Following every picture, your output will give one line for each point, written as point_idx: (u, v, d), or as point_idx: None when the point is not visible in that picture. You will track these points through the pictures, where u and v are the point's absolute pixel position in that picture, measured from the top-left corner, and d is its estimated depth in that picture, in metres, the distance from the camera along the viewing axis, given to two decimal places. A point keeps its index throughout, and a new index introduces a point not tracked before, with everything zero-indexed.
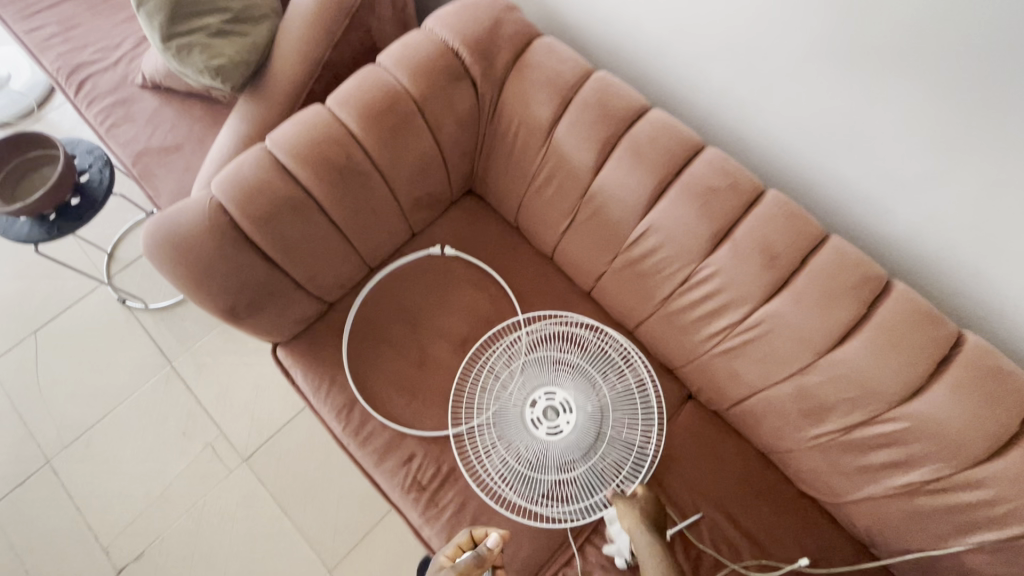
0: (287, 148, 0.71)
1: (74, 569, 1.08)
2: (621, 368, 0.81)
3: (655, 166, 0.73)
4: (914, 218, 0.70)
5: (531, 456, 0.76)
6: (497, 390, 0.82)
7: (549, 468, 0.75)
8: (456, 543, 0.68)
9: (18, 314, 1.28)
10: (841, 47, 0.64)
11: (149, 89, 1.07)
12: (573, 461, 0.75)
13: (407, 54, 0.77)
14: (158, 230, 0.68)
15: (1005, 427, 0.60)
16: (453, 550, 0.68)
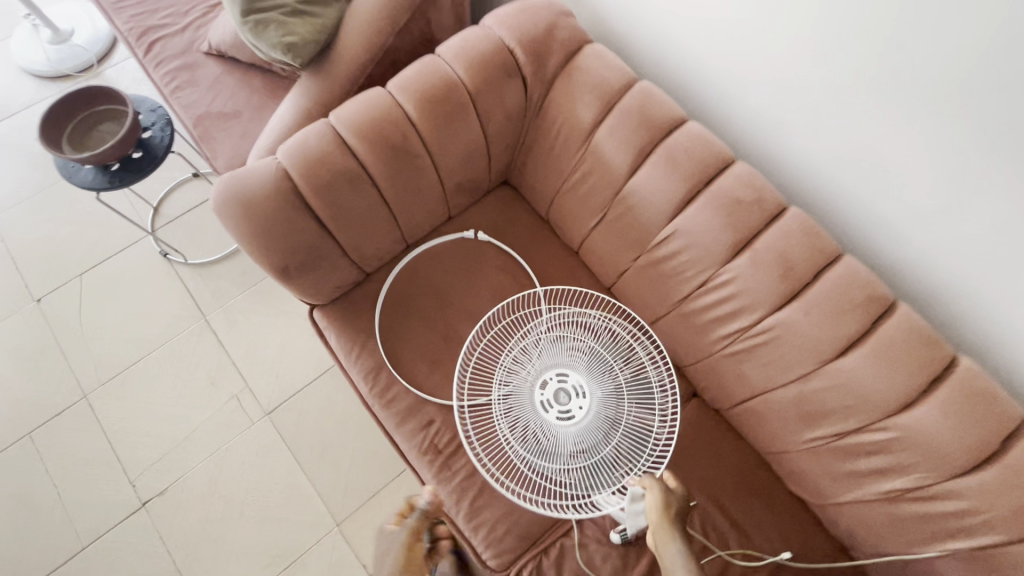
0: (349, 124, 0.78)
1: (103, 497, 1.16)
2: (632, 356, 0.79)
3: (686, 174, 0.78)
4: (925, 245, 0.75)
5: (541, 440, 0.74)
6: (508, 372, 0.80)
7: (558, 454, 0.73)
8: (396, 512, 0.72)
9: (67, 257, 1.36)
10: (870, 81, 0.68)
11: (213, 56, 1.13)
12: (582, 446, 0.72)
13: (466, 48, 0.82)
14: (227, 189, 0.75)
15: (984, 444, 0.65)
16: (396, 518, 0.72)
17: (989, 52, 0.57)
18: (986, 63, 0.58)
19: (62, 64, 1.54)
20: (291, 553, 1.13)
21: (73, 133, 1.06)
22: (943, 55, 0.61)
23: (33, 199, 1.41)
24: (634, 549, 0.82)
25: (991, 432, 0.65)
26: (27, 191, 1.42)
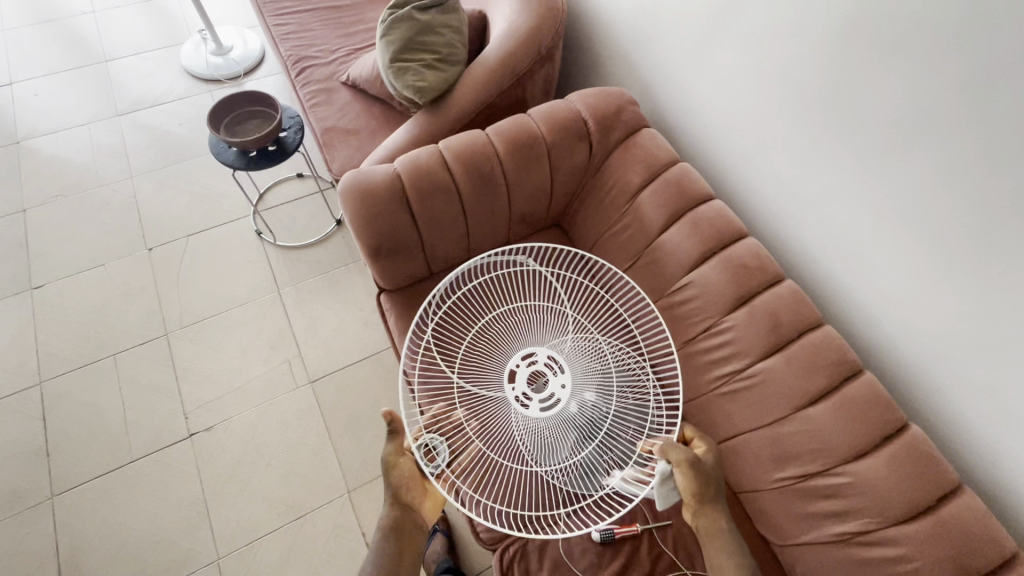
0: (453, 151, 1.01)
1: (159, 421, 1.34)
2: (617, 360, 0.80)
3: (707, 237, 0.97)
4: (896, 327, 0.91)
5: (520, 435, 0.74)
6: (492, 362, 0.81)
7: (537, 450, 0.73)
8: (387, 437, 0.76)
9: (182, 219, 1.62)
10: (859, 189, 0.89)
11: (348, 86, 1.42)
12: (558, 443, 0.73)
13: (551, 112, 1.06)
14: (353, 180, 0.98)
15: (921, 496, 0.78)
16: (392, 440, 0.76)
17: (943, 179, 0.77)
18: (942, 187, 0.78)
19: (217, 70, 1.89)
20: (304, 507, 1.26)
21: (229, 122, 1.34)
22: (911, 176, 0.81)
23: (166, 169, 1.71)
24: (610, 550, 0.93)
25: (928, 487, 0.78)
26: (164, 162, 1.72)
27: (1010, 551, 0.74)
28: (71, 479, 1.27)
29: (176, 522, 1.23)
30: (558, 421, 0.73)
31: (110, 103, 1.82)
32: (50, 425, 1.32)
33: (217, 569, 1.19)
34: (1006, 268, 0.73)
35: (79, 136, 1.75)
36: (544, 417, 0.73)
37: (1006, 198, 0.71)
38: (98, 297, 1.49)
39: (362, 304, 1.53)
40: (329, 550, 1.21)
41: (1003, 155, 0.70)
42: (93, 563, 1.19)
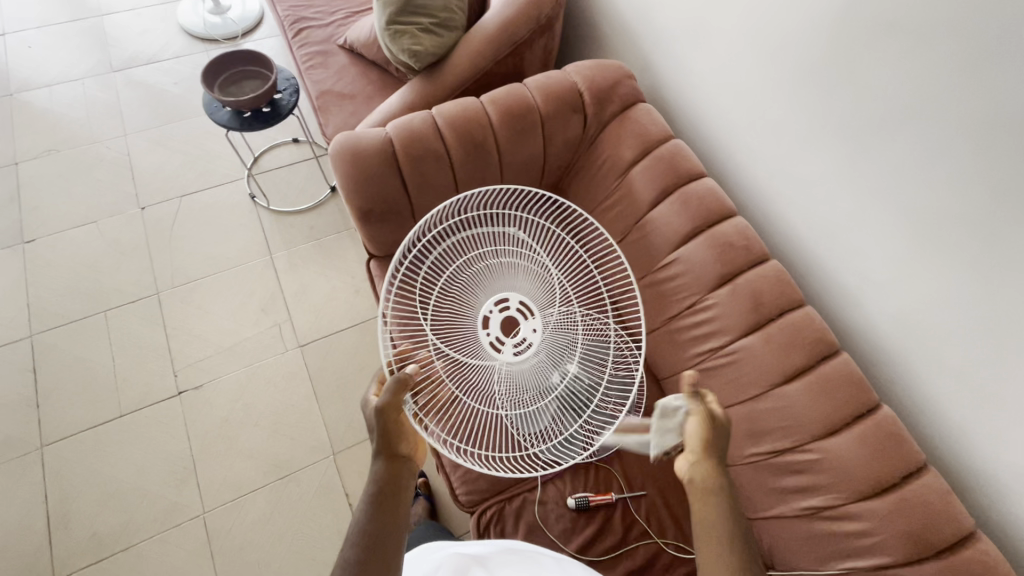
0: (445, 117, 1.01)
1: (148, 378, 1.35)
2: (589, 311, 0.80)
3: (695, 215, 0.98)
4: (878, 311, 0.92)
5: (493, 381, 0.74)
6: (464, 306, 0.79)
7: (509, 396, 0.74)
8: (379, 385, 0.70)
9: (175, 180, 1.61)
10: (848, 172, 0.89)
11: (345, 50, 1.40)
12: (529, 390, 0.74)
13: (547, 82, 1.05)
14: (345, 142, 0.98)
15: (887, 474, 0.80)
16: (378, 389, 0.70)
17: (931, 162, 0.78)
18: (930, 171, 0.78)
19: (214, 29, 1.86)
20: (289, 467, 1.28)
21: (224, 81, 1.32)
22: (899, 161, 0.81)
23: (161, 128, 1.69)
24: (584, 517, 0.95)
25: (894, 466, 0.80)
26: (158, 121, 1.70)
27: (968, 529, 0.76)
28: (61, 431, 1.28)
29: (163, 477, 1.26)
30: (530, 369, 0.74)
31: (105, 59, 1.79)
32: (41, 378, 1.34)
33: (203, 523, 1.21)
34: (985, 253, 0.75)
35: (73, 91, 1.72)
36: (517, 363, 0.73)
37: (989, 183, 0.72)
38: (90, 254, 1.49)
39: (353, 272, 1.53)
40: (312, 509, 1.24)
41: (989, 140, 0.71)
42: (81, 513, 1.21)
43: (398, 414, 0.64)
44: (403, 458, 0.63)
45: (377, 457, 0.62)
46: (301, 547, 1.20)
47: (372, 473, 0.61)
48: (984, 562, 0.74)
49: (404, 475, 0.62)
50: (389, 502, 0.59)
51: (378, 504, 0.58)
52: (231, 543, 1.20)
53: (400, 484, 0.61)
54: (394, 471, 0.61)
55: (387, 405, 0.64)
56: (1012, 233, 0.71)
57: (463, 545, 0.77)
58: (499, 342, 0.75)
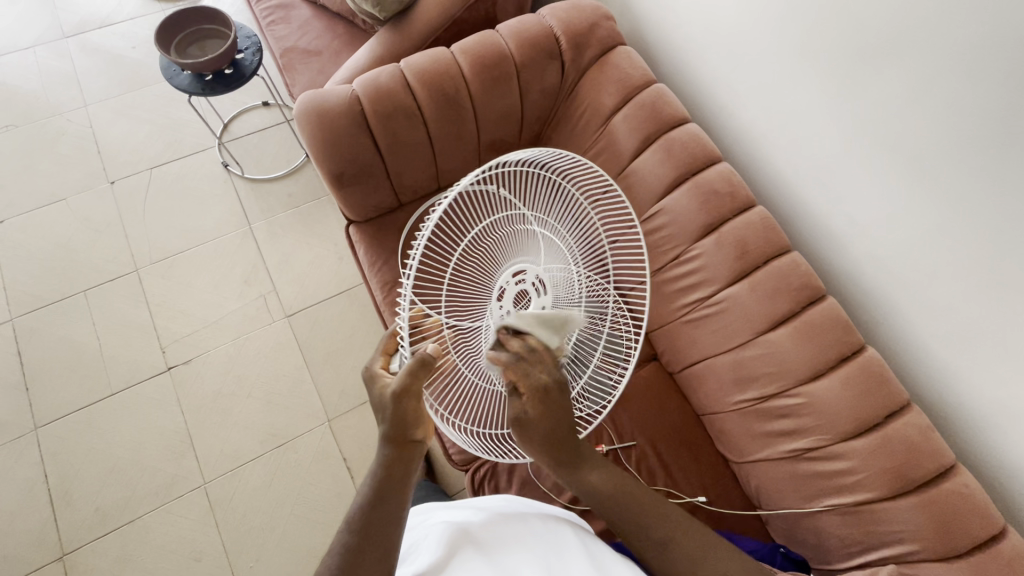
0: (416, 72, 0.96)
1: (135, 355, 1.35)
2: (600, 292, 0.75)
3: (678, 163, 0.95)
4: (865, 254, 0.91)
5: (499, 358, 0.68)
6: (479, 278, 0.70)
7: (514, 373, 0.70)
8: (383, 349, 0.66)
9: (143, 151, 1.55)
10: (837, 108, 0.86)
11: (308, 3, 1.32)
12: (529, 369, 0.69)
13: (521, 29, 1.00)
14: (310, 100, 0.94)
15: (870, 414, 0.80)
16: (384, 359, 0.66)
17: (917, 98, 0.75)
18: (914, 108, 0.76)
19: None
20: (285, 435, 1.29)
21: (181, 41, 1.24)
22: (885, 97, 0.79)
23: (123, 97, 1.61)
24: None
25: (878, 405, 0.81)
26: (119, 89, 1.62)
27: (948, 463, 0.78)
28: (52, 412, 1.28)
29: (162, 451, 1.27)
30: None
31: (54, 23, 1.68)
32: (27, 360, 1.33)
33: (204, 493, 1.23)
34: (975, 186, 0.73)
35: (24, 61, 1.63)
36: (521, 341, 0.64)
37: (981, 111, 0.69)
38: (62, 233, 1.45)
39: (336, 239, 1.50)
40: (312, 474, 1.26)
41: (981, 61, 0.68)
42: (83, 490, 1.23)
43: (417, 402, 0.58)
44: (416, 443, 0.61)
45: (387, 443, 0.60)
46: (304, 511, 1.23)
47: (381, 457, 0.60)
48: (963, 494, 0.76)
49: (415, 464, 0.61)
50: (393, 496, 0.59)
51: (387, 497, 0.59)
52: (234, 511, 1.22)
53: (408, 472, 0.61)
54: (396, 461, 0.60)
55: (407, 390, 0.57)
56: (1002, 161, 0.69)
57: (448, 509, 0.75)
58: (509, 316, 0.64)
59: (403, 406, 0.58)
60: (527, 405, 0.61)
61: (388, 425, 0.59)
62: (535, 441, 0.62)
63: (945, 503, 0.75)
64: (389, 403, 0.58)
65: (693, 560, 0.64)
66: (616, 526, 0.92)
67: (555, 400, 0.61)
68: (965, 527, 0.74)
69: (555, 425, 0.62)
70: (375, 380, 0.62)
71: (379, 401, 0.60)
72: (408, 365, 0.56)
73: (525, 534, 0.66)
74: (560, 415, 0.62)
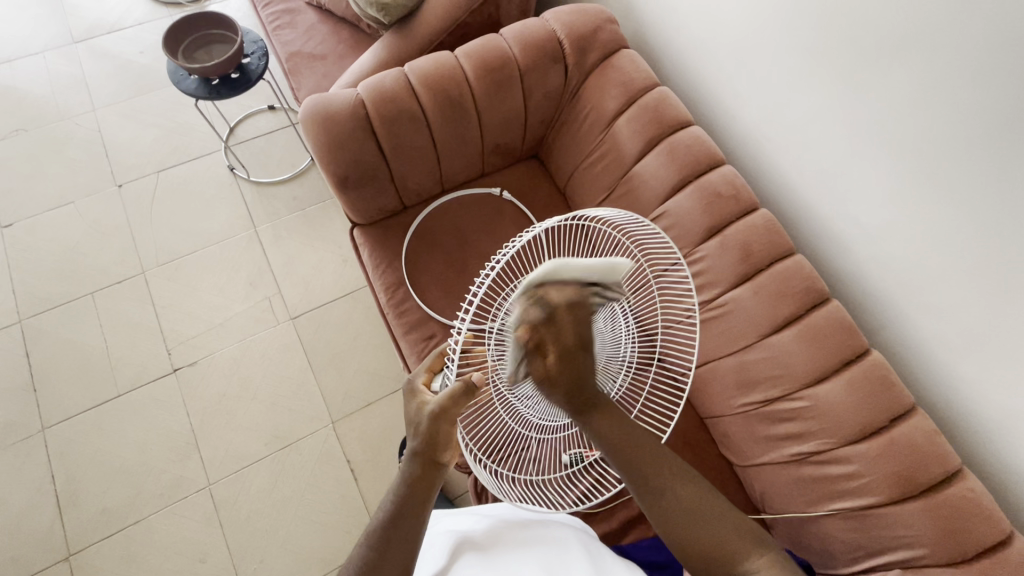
0: (420, 76, 0.97)
1: (142, 356, 1.36)
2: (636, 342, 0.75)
3: (682, 166, 0.95)
4: (869, 257, 0.90)
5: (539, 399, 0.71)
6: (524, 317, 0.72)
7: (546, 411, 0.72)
8: (428, 365, 0.66)
9: (150, 155, 1.57)
10: (841, 110, 0.85)
11: (313, 7, 1.34)
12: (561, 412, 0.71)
13: (524, 32, 1.00)
14: (315, 103, 0.94)
15: (874, 418, 0.80)
16: (426, 373, 0.65)
17: (920, 101, 0.75)
18: (917, 111, 0.76)
19: None
20: (289, 436, 1.30)
21: (187, 46, 1.25)
22: (889, 100, 0.79)
23: (131, 101, 1.63)
24: None
25: (883, 409, 0.80)
26: (127, 93, 1.63)
27: (954, 467, 0.77)
28: (60, 413, 1.29)
29: (167, 452, 1.28)
30: None
31: (63, 28, 1.70)
32: (35, 361, 1.34)
33: (209, 494, 1.24)
34: (978, 189, 0.73)
35: (33, 66, 1.65)
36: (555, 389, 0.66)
37: (986, 113, 0.69)
38: (70, 236, 1.47)
39: (340, 242, 1.51)
40: (316, 476, 1.26)
41: (985, 62, 0.67)
42: (89, 491, 1.23)
43: (451, 424, 0.59)
44: (442, 465, 0.61)
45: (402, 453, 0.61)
46: (308, 512, 1.23)
47: (404, 473, 0.60)
48: (969, 498, 0.75)
49: (435, 484, 0.61)
50: (412, 512, 0.58)
51: (405, 513, 0.58)
52: (239, 513, 1.23)
53: (429, 491, 0.60)
54: (416, 479, 0.59)
55: (444, 411, 0.58)
56: (1005, 164, 0.69)
57: (453, 517, 0.75)
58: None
59: (437, 425, 0.59)
60: (550, 364, 0.55)
61: (417, 441, 0.60)
62: (552, 396, 0.60)
63: (951, 508, 0.75)
64: (425, 421, 0.59)
65: (687, 512, 0.60)
66: (620, 529, 0.91)
67: (578, 359, 0.56)
68: (971, 532, 0.74)
69: (569, 383, 0.58)
70: (415, 395, 0.63)
71: (414, 417, 0.61)
72: (451, 390, 0.56)
73: (529, 540, 0.66)
74: (580, 369, 0.58)
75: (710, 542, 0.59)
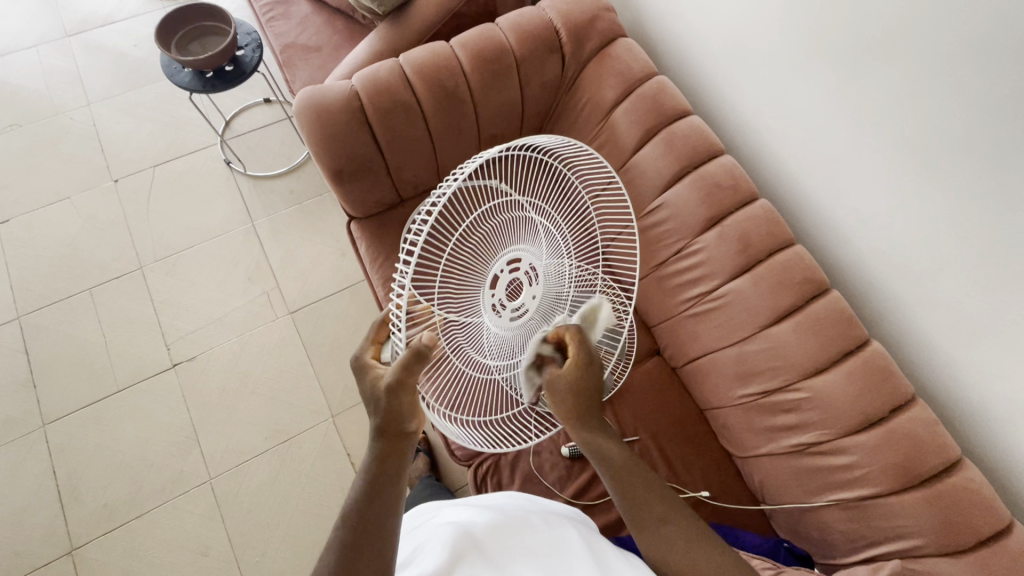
0: (414, 66, 0.96)
1: (141, 352, 1.35)
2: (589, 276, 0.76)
3: (680, 156, 0.94)
4: (869, 247, 0.90)
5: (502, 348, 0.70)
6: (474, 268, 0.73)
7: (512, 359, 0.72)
8: (373, 338, 0.64)
9: (146, 149, 1.56)
10: (841, 98, 0.84)
11: None
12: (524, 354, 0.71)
13: (520, 21, 0.99)
14: (309, 96, 0.93)
15: (875, 409, 0.80)
16: (375, 347, 0.64)
17: (921, 89, 0.74)
18: (917, 99, 0.75)
19: None
20: (290, 431, 1.30)
21: (181, 39, 1.24)
22: (888, 88, 0.78)
23: (125, 95, 1.61)
24: (578, 465, 0.95)
25: (884, 400, 0.80)
26: (121, 87, 1.62)
27: (954, 457, 0.77)
28: (60, 409, 1.30)
29: (168, 447, 1.28)
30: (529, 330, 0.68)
31: (56, 22, 1.68)
32: (34, 357, 1.34)
33: (210, 488, 1.24)
34: (979, 178, 0.72)
35: (27, 60, 1.63)
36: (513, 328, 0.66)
37: (988, 101, 0.68)
38: (67, 231, 1.46)
39: (338, 236, 1.50)
40: (316, 469, 1.27)
41: (987, 49, 0.66)
42: (90, 485, 1.24)
43: (412, 395, 0.58)
44: (408, 434, 0.60)
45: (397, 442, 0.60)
46: (309, 506, 1.24)
47: (375, 451, 0.59)
48: (968, 488, 0.75)
49: (406, 453, 0.60)
50: (388, 486, 0.58)
51: (384, 492, 0.57)
52: (240, 506, 1.23)
53: (401, 463, 0.60)
54: (388, 454, 0.59)
55: (402, 383, 0.57)
56: (1006, 154, 0.68)
57: (452, 508, 0.75)
58: (500, 307, 0.67)
59: (397, 398, 0.58)
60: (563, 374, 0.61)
61: (381, 417, 0.58)
62: (559, 404, 0.63)
63: (950, 498, 0.74)
64: (383, 396, 0.58)
65: (686, 542, 0.59)
66: (619, 521, 0.91)
67: (591, 370, 0.62)
68: (969, 523, 0.73)
69: (583, 391, 0.62)
70: (367, 370, 0.61)
71: (372, 393, 0.59)
72: (402, 357, 0.56)
73: (530, 538, 0.66)
74: (590, 389, 0.62)
75: (700, 573, 0.58)
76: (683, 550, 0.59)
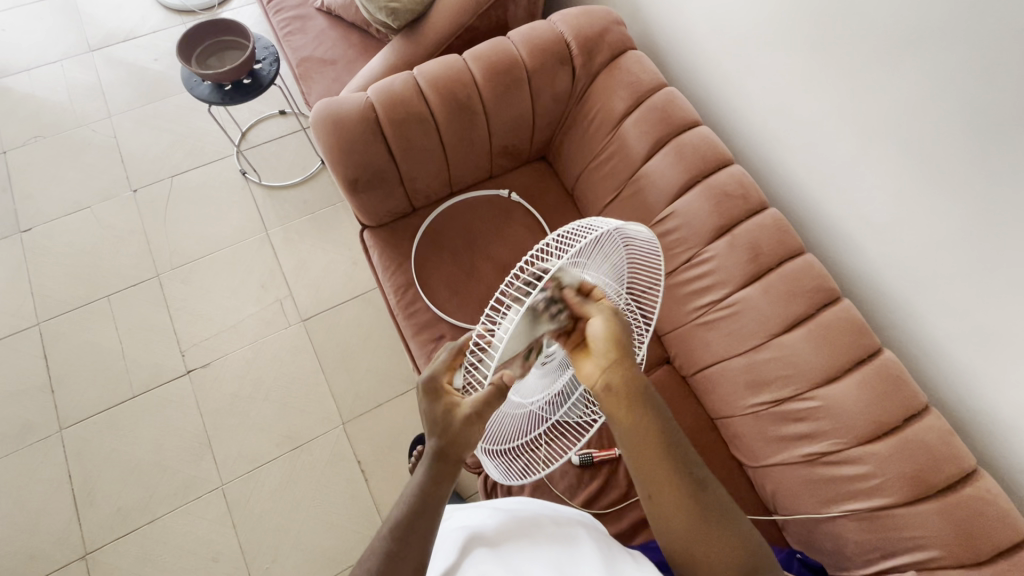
0: (429, 79, 0.98)
1: (156, 357, 1.38)
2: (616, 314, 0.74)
3: (689, 167, 0.95)
4: (879, 256, 0.90)
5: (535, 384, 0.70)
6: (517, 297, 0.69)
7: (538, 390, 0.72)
8: (447, 360, 0.62)
9: (164, 160, 1.59)
10: (849, 108, 0.85)
11: (322, 13, 1.36)
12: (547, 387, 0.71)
13: (533, 35, 1.01)
14: (326, 107, 0.96)
15: (887, 418, 0.79)
16: (448, 370, 0.62)
17: (930, 100, 0.75)
18: (927, 109, 0.75)
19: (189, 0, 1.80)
20: (300, 438, 1.31)
21: (200, 54, 1.27)
22: (895, 100, 0.79)
23: (145, 108, 1.66)
24: (588, 472, 0.95)
25: (896, 409, 0.79)
26: (142, 100, 1.67)
27: (968, 468, 0.76)
28: (76, 413, 1.32)
29: (181, 453, 1.29)
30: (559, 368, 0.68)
31: (80, 37, 1.74)
32: (52, 362, 1.37)
33: (222, 494, 1.25)
34: (986, 189, 0.72)
35: (50, 74, 1.68)
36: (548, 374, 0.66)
37: (994, 111, 0.69)
38: (86, 240, 1.49)
39: (350, 244, 1.52)
40: (326, 476, 1.27)
41: (997, 62, 0.67)
42: (104, 490, 1.26)
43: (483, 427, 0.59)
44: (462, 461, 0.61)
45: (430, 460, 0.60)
46: (318, 513, 1.24)
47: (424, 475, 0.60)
48: (984, 498, 0.74)
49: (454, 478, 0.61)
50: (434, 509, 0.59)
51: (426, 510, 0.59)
52: (250, 512, 1.24)
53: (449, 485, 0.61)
54: (436, 477, 0.60)
55: (479, 416, 0.58)
56: (1013, 166, 0.69)
57: (464, 511, 0.75)
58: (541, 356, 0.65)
59: (468, 428, 0.59)
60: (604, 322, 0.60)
61: (442, 441, 0.59)
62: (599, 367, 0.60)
63: (965, 509, 0.74)
64: (456, 425, 0.59)
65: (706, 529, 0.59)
66: (631, 530, 0.91)
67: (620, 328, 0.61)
68: (984, 534, 0.73)
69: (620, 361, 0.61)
70: (442, 397, 0.60)
71: (443, 420, 0.60)
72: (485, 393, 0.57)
73: (541, 537, 0.66)
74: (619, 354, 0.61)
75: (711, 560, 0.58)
76: (711, 533, 0.59)
